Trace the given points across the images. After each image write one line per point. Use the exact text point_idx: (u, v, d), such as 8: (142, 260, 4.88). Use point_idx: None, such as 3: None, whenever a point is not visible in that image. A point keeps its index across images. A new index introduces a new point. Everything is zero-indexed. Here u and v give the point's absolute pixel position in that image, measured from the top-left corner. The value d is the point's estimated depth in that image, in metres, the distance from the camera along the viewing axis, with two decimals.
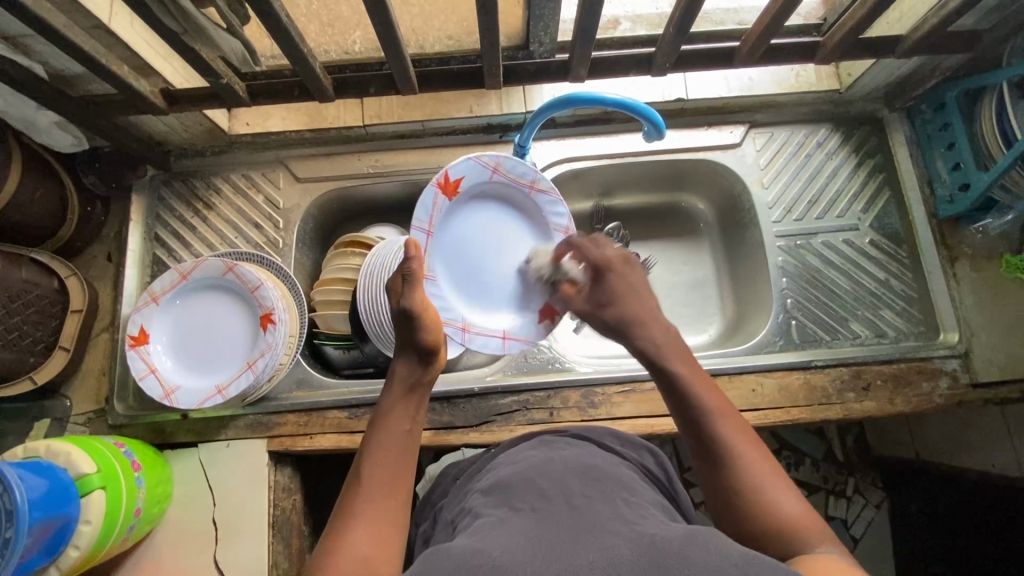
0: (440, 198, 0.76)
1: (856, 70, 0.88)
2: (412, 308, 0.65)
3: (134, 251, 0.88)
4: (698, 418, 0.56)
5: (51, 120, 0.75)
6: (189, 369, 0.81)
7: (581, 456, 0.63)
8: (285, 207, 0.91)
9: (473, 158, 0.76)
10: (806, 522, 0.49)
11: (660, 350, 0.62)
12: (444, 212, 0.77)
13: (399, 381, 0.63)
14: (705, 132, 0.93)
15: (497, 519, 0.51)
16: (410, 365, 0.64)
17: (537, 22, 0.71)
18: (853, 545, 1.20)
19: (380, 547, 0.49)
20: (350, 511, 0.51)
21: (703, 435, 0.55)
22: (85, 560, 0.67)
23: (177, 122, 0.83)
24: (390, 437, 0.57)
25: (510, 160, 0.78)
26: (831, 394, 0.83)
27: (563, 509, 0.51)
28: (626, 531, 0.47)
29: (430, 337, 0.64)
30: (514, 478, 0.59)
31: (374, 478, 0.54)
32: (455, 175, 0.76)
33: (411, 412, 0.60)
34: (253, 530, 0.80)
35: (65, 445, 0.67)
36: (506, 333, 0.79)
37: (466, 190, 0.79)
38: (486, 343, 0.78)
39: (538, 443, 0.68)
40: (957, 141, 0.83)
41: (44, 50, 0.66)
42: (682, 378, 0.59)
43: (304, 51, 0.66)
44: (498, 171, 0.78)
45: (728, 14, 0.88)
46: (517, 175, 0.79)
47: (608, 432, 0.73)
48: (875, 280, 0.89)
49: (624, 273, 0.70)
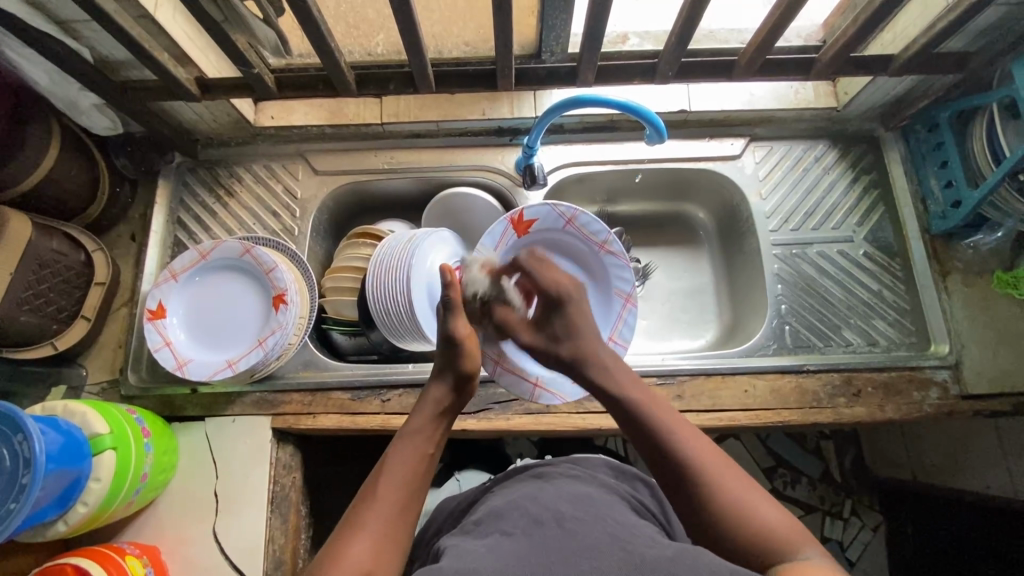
0: (509, 231, 0.84)
1: (852, 88, 0.92)
2: (453, 334, 0.67)
3: (157, 232, 0.93)
4: (665, 446, 0.56)
5: (92, 102, 0.80)
6: (202, 345, 0.84)
7: (575, 486, 0.65)
8: (302, 198, 0.95)
9: (552, 206, 0.83)
10: (783, 528, 0.51)
11: (613, 379, 0.64)
12: (510, 245, 0.85)
13: (432, 404, 0.64)
14: (706, 143, 0.97)
15: (485, 542, 0.53)
16: (444, 389, 0.65)
17: (549, 32, 0.76)
18: (850, 568, 1.20)
19: (379, 561, 0.51)
20: (358, 521, 0.53)
21: (671, 462, 0.55)
22: (91, 519, 0.69)
23: (207, 111, 0.88)
24: (412, 454, 0.59)
25: (586, 217, 0.83)
26: (822, 398, 0.85)
27: (556, 530, 0.53)
28: (616, 550, 0.49)
29: (468, 367, 0.66)
30: (506, 505, 0.61)
31: (387, 486, 0.55)
32: (530, 216, 0.83)
33: (435, 437, 0.61)
34: (254, 504, 0.82)
35: (81, 406, 0.70)
36: (540, 380, 0.84)
37: (538, 231, 0.85)
38: (515, 384, 0.84)
39: (532, 476, 0.70)
40: (949, 160, 0.87)
41: (93, 35, 0.72)
42: (641, 408, 0.60)
43: (331, 44, 0.70)
44: (571, 224, 0.84)
45: (733, 33, 0.92)
46: (591, 232, 0.85)
47: (603, 462, 0.75)
48: (868, 291, 0.92)
49: (579, 302, 0.70)
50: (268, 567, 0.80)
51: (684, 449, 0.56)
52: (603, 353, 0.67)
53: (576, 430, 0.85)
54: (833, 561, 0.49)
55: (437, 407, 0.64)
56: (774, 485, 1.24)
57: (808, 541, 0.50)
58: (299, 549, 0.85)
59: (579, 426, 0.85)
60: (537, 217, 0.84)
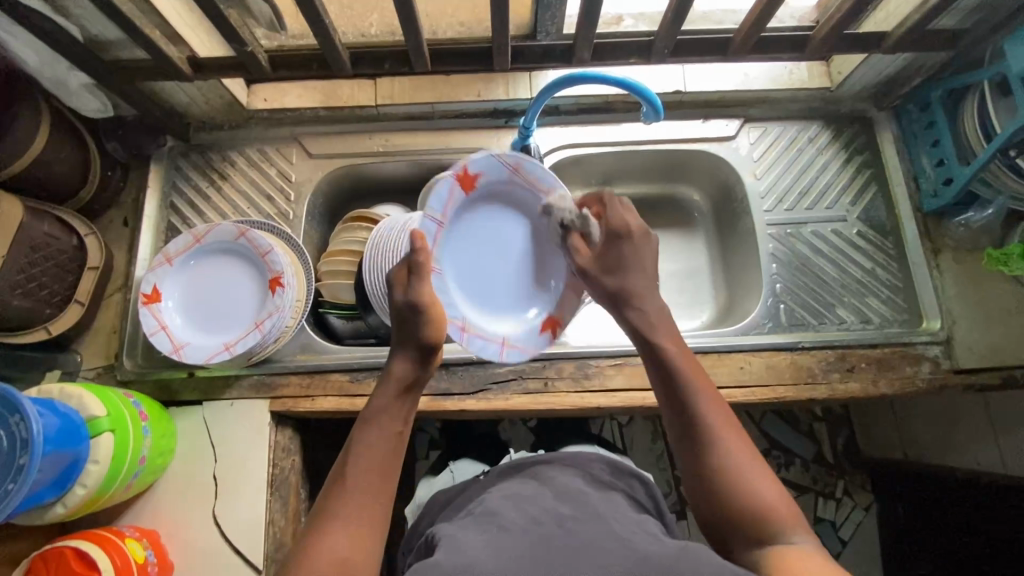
0: (456, 189, 0.76)
1: (846, 68, 0.92)
2: (417, 301, 0.64)
3: (150, 217, 0.92)
4: (687, 401, 0.60)
5: (81, 82, 0.79)
6: (198, 329, 0.84)
7: (567, 480, 0.65)
8: (297, 181, 0.95)
9: (496, 155, 0.77)
10: (780, 508, 0.54)
11: (650, 326, 0.67)
12: (456, 206, 0.77)
13: (396, 380, 0.62)
14: (701, 124, 0.97)
15: (485, 540, 0.52)
16: (408, 364, 0.63)
17: (545, 11, 0.76)
18: (842, 547, 1.22)
19: (356, 550, 0.51)
20: (333, 510, 0.54)
21: (688, 417, 0.59)
22: (89, 502, 0.69)
23: (199, 93, 0.87)
24: (380, 437, 0.59)
25: (532, 163, 0.78)
26: (816, 374, 0.86)
27: (556, 532, 0.52)
28: (618, 549, 0.49)
29: (432, 334, 0.64)
30: (504, 507, 0.59)
31: (360, 476, 0.56)
32: (475, 168, 0.77)
33: (403, 415, 0.61)
34: (254, 487, 0.82)
35: (78, 389, 0.69)
36: (505, 340, 0.80)
37: (484, 186, 0.79)
38: (485, 347, 0.78)
39: (527, 476, 0.68)
40: (941, 139, 0.87)
41: (81, 13, 0.70)
42: (672, 359, 0.63)
43: (326, 21, 0.70)
44: (517, 172, 0.78)
45: (727, 14, 0.92)
46: (537, 179, 0.79)
47: (599, 458, 0.73)
48: (861, 269, 0.93)
49: (639, 246, 0.71)
50: (270, 549, 0.80)
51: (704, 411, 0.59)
52: (647, 300, 0.69)
53: (575, 409, 0.86)
54: (820, 546, 0.52)
55: (400, 384, 0.62)
56: (767, 467, 1.25)
57: (798, 524, 0.53)
58: (300, 532, 0.85)
59: (577, 406, 0.85)
60: (482, 169, 0.78)
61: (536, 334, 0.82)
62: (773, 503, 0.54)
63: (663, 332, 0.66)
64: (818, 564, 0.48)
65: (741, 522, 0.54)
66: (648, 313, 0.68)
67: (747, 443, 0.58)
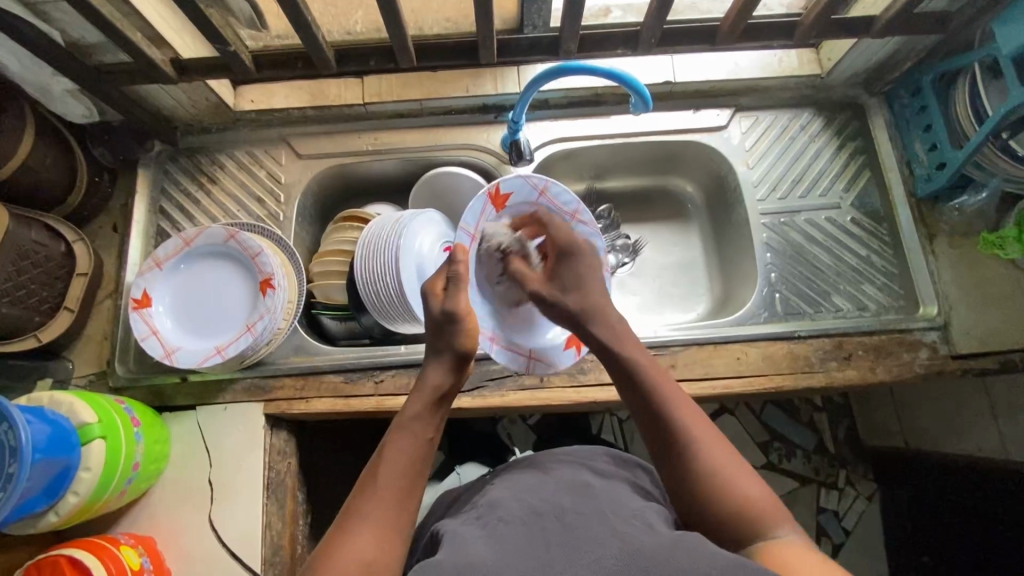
0: (488, 207, 0.80)
1: (836, 54, 0.91)
2: (454, 311, 0.67)
3: (139, 222, 0.91)
4: (655, 407, 0.60)
5: (65, 87, 0.78)
6: (190, 334, 0.83)
7: (574, 472, 0.63)
8: (287, 182, 0.94)
9: (524, 176, 0.80)
10: (764, 508, 0.53)
11: (614, 339, 0.67)
12: (489, 223, 0.81)
13: (431, 388, 0.63)
14: (692, 115, 0.97)
15: (486, 534, 0.51)
16: (442, 374, 0.64)
17: (530, 3, 0.76)
18: (845, 537, 1.22)
19: (381, 552, 0.50)
20: (359, 511, 0.53)
21: (658, 422, 0.59)
22: (83, 509, 0.69)
23: (185, 96, 0.87)
24: (412, 442, 0.58)
25: (558, 186, 0.81)
26: (814, 363, 0.85)
27: (555, 523, 0.51)
28: (615, 540, 0.48)
29: (466, 343, 0.66)
30: (506, 498, 0.58)
31: (389, 478, 0.55)
32: (506, 189, 0.80)
33: (434, 423, 0.61)
34: (250, 490, 0.81)
35: (68, 396, 0.69)
36: (531, 351, 0.83)
37: (513, 206, 0.82)
38: (511, 359, 0.82)
39: (529, 466, 0.67)
40: (933, 123, 0.87)
41: (62, 17, 0.70)
42: (638, 366, 0.63)
43: (308, 18, 0.69)
44: (545, 195, 0.81)
45: (715, 3, 0.91)
46: (563, 203, 0.82)
47: (602, 451, 0.70)
48: (857, 256, 0.92)
49: (584, 259, 0.77)
50: (267, 552, 0.80)
51: (674, 413, 0.59)
52: (609, 312, 0.70)
53: (572, 405, 0.85)
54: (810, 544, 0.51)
55: (433, 394, 0.62)
56: (768, 459, 1.25)
57: (784, 522, 0.52)
58: (297, 535, 0.84)
59: (574, 401, 0.84)
60: (512, 190, 0.81)
61: (560, 349, 0.84)
62: (755, 503, 0.53)
63: (628, 345, 0.66)
64: (802, 557, 0.48)
65: (722, 522, 0.53)
66: (614, 328, 0.68)
67: (723, 444, 0.57)
